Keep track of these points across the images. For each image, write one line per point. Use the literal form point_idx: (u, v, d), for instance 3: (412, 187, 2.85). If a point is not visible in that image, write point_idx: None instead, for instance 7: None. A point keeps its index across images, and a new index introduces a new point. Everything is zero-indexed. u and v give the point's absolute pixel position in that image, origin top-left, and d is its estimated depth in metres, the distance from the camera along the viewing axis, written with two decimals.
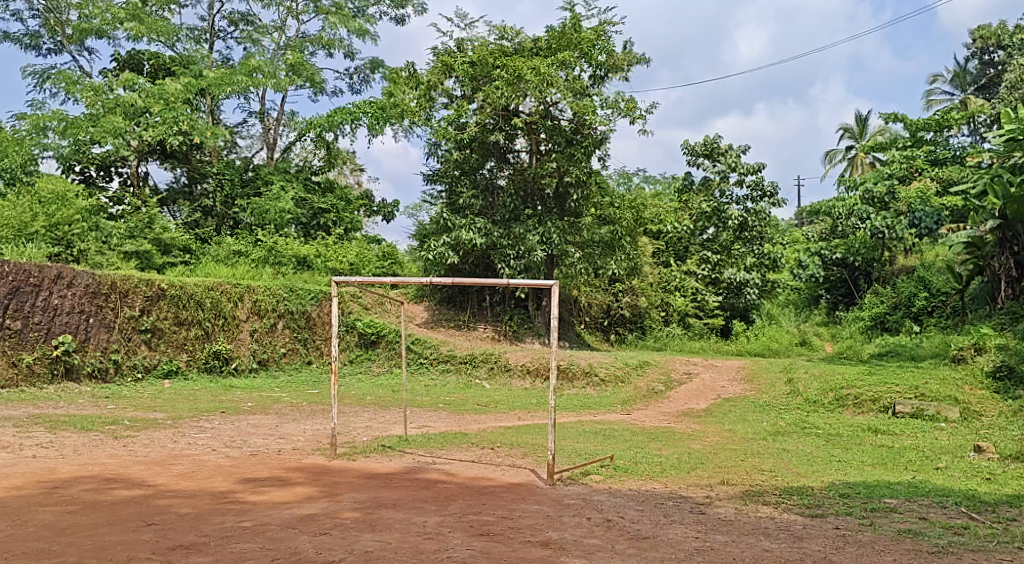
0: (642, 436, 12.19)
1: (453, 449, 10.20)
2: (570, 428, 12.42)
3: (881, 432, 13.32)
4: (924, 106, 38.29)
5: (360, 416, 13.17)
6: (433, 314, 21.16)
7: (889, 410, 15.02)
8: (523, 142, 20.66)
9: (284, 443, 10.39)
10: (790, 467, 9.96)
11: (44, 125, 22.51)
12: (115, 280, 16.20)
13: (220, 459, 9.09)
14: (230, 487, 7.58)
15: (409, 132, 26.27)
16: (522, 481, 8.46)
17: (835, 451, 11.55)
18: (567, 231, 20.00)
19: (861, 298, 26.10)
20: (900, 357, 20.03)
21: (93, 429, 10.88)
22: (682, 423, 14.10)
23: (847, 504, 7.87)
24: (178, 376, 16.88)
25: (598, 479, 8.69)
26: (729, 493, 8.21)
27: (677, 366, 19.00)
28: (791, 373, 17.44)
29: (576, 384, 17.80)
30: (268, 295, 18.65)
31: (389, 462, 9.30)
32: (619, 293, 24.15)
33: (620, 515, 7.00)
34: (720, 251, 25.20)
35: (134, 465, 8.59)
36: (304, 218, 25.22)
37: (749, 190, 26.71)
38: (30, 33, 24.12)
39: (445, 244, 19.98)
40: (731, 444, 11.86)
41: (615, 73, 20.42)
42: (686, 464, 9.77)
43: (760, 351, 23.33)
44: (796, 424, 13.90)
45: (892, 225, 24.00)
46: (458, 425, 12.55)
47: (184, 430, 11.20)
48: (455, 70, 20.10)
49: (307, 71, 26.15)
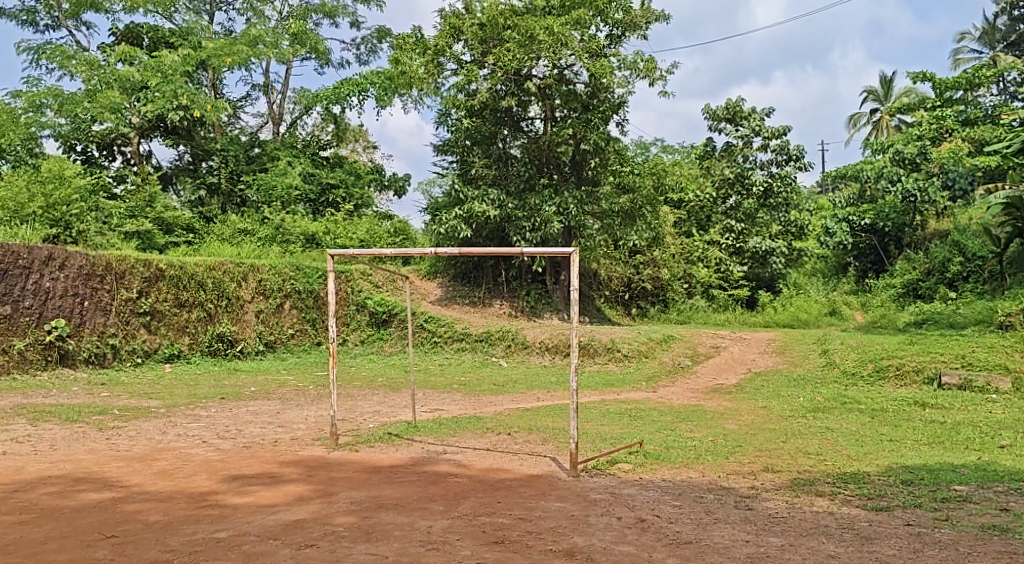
0: (672, 416, 11.23)
1: (465, 436, 9.30)
2: (594, 409, 11.50)
3: (930, 406, 12.32)
4: (951, 65, 36.84)
5: (368, 399, 12.35)
6: (446, 291, 20.27)
7: (935, 381, 14.04)
8: (537, 108, 19.60)
9: (283, 433, 9.53)
10: (839, 450, 9.00)
11: (41, 102, 21.56)
12: (111, 260, 15.37)
13: (208, 453, 8.24)
14: (211, 488, 6.72)
15: (418, 103, 25.32)
16: (541, 472, 7.57)
17: (885, 429, 10.56)
18: (584, 202, 19.14)
19: (892, 265, 24.90)
20: (939, 325, 19.01)
21: (78, 420, 10.05)
22: (714, 401, 13.17)
23: (914, 493, 6.91)
24: (180, 360, 16.12)
25: (628, 469, 7.76)
26: (778, 482, 7.26)
27: (705, 339, 17.97)
28: (826, 344, 16.40)
29: (598, 360, 16.89)
30: (274, 274, 17.80)
31: (395, 453, 8.41)
32: (641, 266, 23.23)
33: (655, 514, 6.08)
34: (744, 220, 24.04)
35: (112, 461, 7.75)
36: (313, 195, 24.27)
37: (774, 155, 25.53)
38: (26, 8, 23.27)
39: (457, 217, 18.98)
40: (769, 424, 10.90)
41: (633, 32, 19.30)
42: (723, 448, 8.81)
43: (788, 322, 22.28)
44: (835, 399, 12.96)
45: (924, 189, 23.17)
46: (473, 408, 11.69)
47: (176, 420, 10.35)
48: (463, 33, 19.02)
49: (311, 40, 25.14)
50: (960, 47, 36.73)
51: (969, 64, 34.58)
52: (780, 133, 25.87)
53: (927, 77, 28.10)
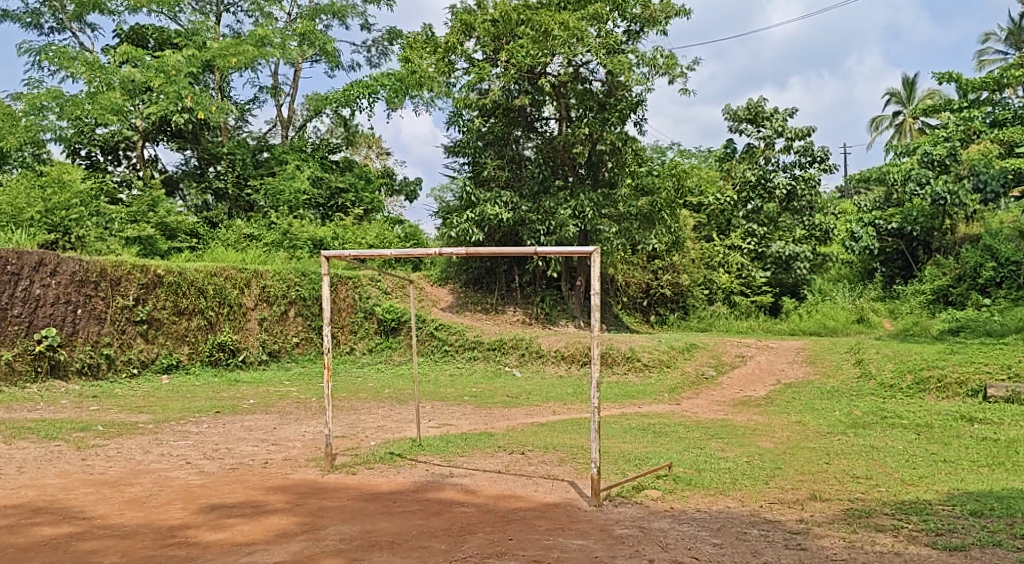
0: (700, 433, 10.34)
1: (475, 456, 8.46)
2: (614, 425, 10.65)
3: (977, 422, 11.34)
4: (975, 67, 35.79)
5: (372, 413, 11.53)
6: (458, 297, 19.48)
7: (980, 394, 13.04)
8: (552, 109, 18.84)
9: (276, 452, 8.71)
10: (890, 473, 8.10)
11: (42, 105, 20.88)
12: (106, 267, 14.65)
13: (189, 477, 7.42)
14: (183, 520, 5.94)
15: (431, 105, 24.56)
16: (559, 500, 6.74)
17: (933, 448, 9.64)
18: (601, 204, 18.25)
19: (920, 270, 23.90)
20: (974, 333, 18.05)
21: (57, 438, 9.29)
22: (743, 416, 12.26)
23: (990, 527, 6.04)
24: (179, 370, 15.36)
25: (656, 496, 6.91)
26: (828, 514, 6.39)
27: (729, 348, 17.07)
28: (860, 353, 15.41)
29: (617, 370, 16.00)
30: (278, 280, 17.06)
31: (395, 476, 7.58)
32: (659, 271, 22.26)
33: (693, 557, 5.31)
34: (767, 223, 23.09)
35: (81, 486, 6.99)
36: (321, 199, 23.59)
37: (797, 157, 24.61)
38: (31, 11, 22.71)
39: (468, 220, 18.22)
40: (807, 442, 9.97)
41: (652, 27, 18.41)
42: (761, 471, 7.93)
43: (814, 330, 21.36)
44: (874, 414, 12.05)
45: (955, 191, 22.16)
46: (484, 422, 10.84)
47: (163, 437, 9.57)
48: (475, 30, 18.18)
49: (319, 40, 24.48)
50: (984, 48, 35.71)
51: (995, 66, 33.45)
52: (803, 134, 24.94)
53: (951, 78, 27.16)
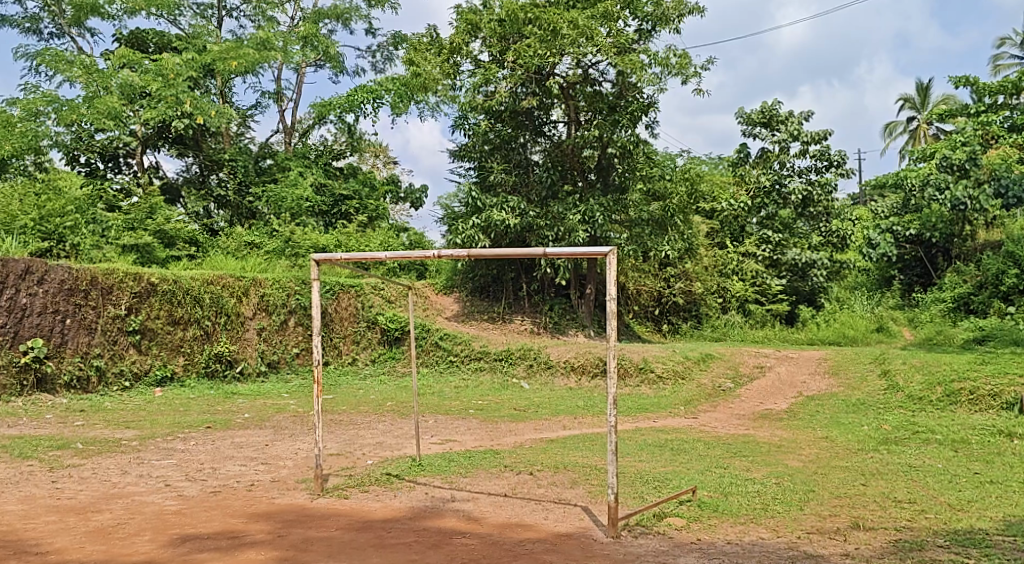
0: (721, 450, 9.60)
1: (479, 478, 7.77)
2: (628, 441, 9.94)
3: (1018, 437, 10.58)
4: (991, 72, 35.09)
5: (371, 429, 10.85)
6: (464, 306, 18.83)
7: (1016, 406, 12.25)
8: (561, 111, 18.18)
9: (264, 473, 8.04)
10: (935, 496, 7.38)
11: (39, 110, 20.36)
12: (96, 275, 13.97)
13: (166, 502, 6.77)
14: (148, 556, 5.30)
15: (436, 111, 23.97)
16: (572, 530, 6.06)
17: (976, 467, 8.88)
18: (611, 209, 17.52)
19: (940, 277, 23.08)
20: (1002, 343, 17.26)
21: (31, 457, 8.62)
22: (766, 431, 11.49)
23: None
24: (173, 383, 14.74)
25: (681, 526, 6.21)
26: (876, 547, 5.71)
27: (748, 359, 16.35)
28: (885, 364, 14.66)
29: (630, 382, 15.28)
30: (278, 289, 16.42)
31: (391, 501, 6.90)
32: (672, 279, 21.51)
33: None
34: (782, 230, 22.25)
35: (43, 513, 6.34)
36: (325, 207, 22.99)
37: (813, 161, 23.91)
38: (29, 16, 22.26)
39: (474, 226, 17.61)
40: (838, 460, 9.22)
41: (664, 26, 17.72)
42: (794, 495, 7.20)
43: (833, 339, 20.62)
44: (906, 429, 11.28)
45: (976, 196, 21.05)
46: (489, 438, 10.18)
47: (145, 456, 8.89)
48: (481, 30, 17.60)
49: (323, 44, 23.88)
50: (1000, 52, 35.05)
51: (1011, 70, 32.74)
52: (819, 139, 24.27)
53: (969, 82, 26.41)
